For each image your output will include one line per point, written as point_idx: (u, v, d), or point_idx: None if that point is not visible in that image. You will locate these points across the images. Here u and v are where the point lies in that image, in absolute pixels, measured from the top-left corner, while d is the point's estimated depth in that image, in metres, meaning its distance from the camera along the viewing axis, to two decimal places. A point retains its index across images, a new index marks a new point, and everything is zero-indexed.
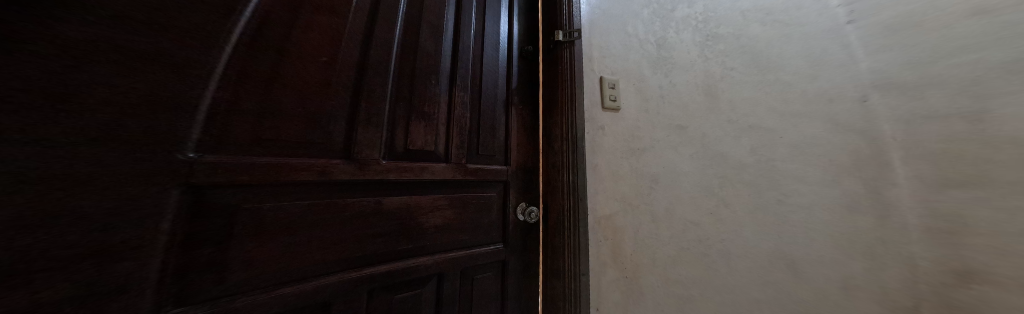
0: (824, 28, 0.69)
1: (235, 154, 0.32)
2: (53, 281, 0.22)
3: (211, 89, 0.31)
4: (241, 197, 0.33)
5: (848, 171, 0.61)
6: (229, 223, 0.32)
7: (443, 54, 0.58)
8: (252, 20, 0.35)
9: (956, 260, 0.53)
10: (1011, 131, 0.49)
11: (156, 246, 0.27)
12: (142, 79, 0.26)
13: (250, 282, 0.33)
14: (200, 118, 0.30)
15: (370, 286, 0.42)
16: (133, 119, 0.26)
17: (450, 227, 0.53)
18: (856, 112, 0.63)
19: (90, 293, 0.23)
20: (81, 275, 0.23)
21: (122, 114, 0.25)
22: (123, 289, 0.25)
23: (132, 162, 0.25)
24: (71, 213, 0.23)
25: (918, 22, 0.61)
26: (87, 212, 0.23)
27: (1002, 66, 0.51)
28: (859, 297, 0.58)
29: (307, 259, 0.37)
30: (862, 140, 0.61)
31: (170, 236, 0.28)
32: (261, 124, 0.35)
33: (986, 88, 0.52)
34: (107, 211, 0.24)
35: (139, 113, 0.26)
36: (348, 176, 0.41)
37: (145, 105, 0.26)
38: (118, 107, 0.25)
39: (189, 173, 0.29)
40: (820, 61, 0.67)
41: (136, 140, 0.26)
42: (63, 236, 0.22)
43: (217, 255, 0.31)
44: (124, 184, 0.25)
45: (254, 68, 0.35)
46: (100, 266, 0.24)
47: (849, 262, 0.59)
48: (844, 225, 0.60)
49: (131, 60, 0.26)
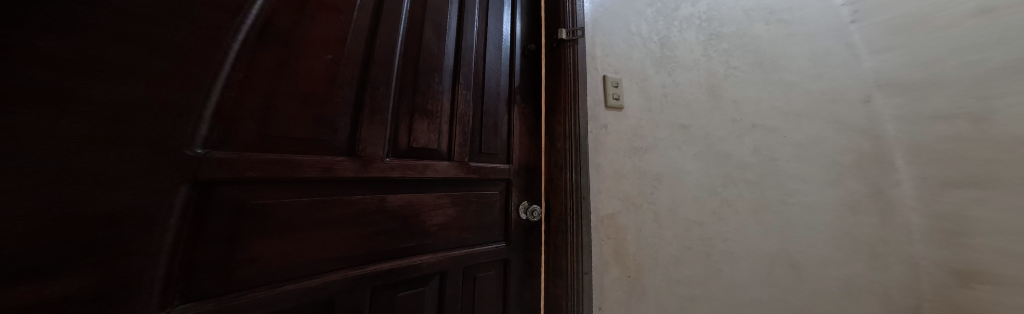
0: (830, 26, 0.74)
1: (241, 150, 0.32)
2: (64, 276, 0.22)
3: (219, 86, 0.31)
4: (247, 194, 0.33)
5: (851, 170, 0.66)
6: (236, 219, 0.32)
7: (447, 54, 0.58)
8: (258, 18, 0.35)
9: (960, 261, 0.60)
10: (1010, 130, 0.56)
11: (166, 241, 0.27)
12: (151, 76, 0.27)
13: (258, 277, 0.34)
14: (207, 115, 0.30)
15: (374, 283, 0.43)
16: (142, 115, 0.26)
17: (452, 225, 0.53)
18: (859, 110, 0.68)
19: (102, 286, 0.24)
20: (90, 270, 0.23)
21: (134, 110, 0.26)
22: (134, 282, 0.25)
23: (144, 156, 0.26)
24: (85, 207, 0.23)
25: (922, 24, 0.67)
26: (100, 206, 0.24)
27: (1004, 67, 0.57)
28: (856, 293, 0.62)
29: (311, 256, 0.37)
30: (863, 138, 0.67)
31: (179, 233, 0.28)
32: (267, 122, 0.35)
33: (989, 88, 0.58)
34: (119, 205, 0.25)
35: (147, 109, 0.26)
36: (352, 172, 0.41)
37: (155, 101, 0.27)
38: (130, 104, 0.25)
39: (196, 170, 0.29)
40: (824, 60, 0.72)
41: (148, 134, 0.26)
42: (74, 231, 0.23)
43: (224, 251, 0.31)
44: (135, 178, 0.25)
45: (261, 66, 0.35)
46: (111, 260, 0.24)
47: (847, 261, 0.63)
48: (842, 222, 0.64)
49: (144, 57, 0.26)
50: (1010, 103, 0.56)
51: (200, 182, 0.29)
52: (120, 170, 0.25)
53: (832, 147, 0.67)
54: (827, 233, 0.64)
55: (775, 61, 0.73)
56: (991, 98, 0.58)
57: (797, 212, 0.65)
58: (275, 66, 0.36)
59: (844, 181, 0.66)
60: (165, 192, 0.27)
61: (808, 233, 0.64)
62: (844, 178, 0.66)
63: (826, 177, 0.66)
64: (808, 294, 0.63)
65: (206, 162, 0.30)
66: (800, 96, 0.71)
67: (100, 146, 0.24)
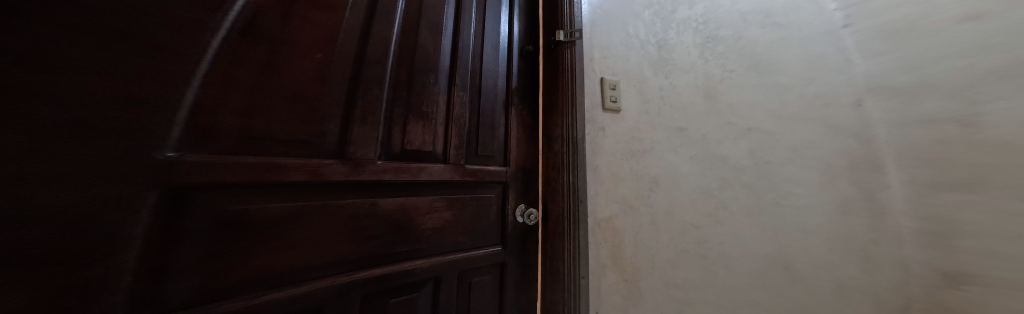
0: (823, 31, 0.75)
1: (219, 154, 0.31)
2: (20, 285, 0.21)
3: (195, 85, 0.30)
4: (227, 200, 0.31)
5: (843, 173, 0.67)
6: (215, 226, 0.30)
7: (443, 54, 0.57)
8: (241, 16, 0.34)
9: (950, 263, 0.61)
10: (997, 135, 0.56)
11: (131, 249, 0.26)
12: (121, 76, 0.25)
13: (237, 286, 0.32)
14: (181, 116, 0.29)
15: (364, 290, 0.41)
16: (111, 117, 0.25)
17: (447, 229, 0.52)
18: (850, 114, 0.69)
19: (60, 296, 0.22)
20: (49, 279, 0.22)
21: (101, 111, 0.24)
22: (97, 294, 0.24)
23: (110, 161, 0.24)
24: (47, 213, 0.22)
25: (912, 29, 0.68)
26: (59, 213, 0.22)
27: (997, 72, 0.57)
28: (850, 295, 0.63)
29: (296, 263, 0.36)
30: (856, 141, 0.68)
31: (146, 240, 0.26)
32: (249, 123, 0.33)
33: (977, 94, 0.59)
34: (81, 212, 0.23)
35: (116, 110, 0.25)
36: (342, 176, 0.39)
37: (123, 102, 0.25)
38: (99, 105, 0.24)
39: (169, 174, 0.27)
40: (818, 64, 0.73)
41: (115, 138, 0.25)
42: (32, 238, 0.21)
43: (198, 259, 0.29)
44: (99, 184, 0.24)
45: (243, 65, 0.33)
46: (71, 271, 0.23)
47: (841, 263, 0.64)
48: (835, 225, 0.65)
49: (112, 58, 0.25)
50: (999, 107, 0.56)
51: (172, 186, 0.28)
52: (83, 174, 0.23)
53: (825, 151, 0.68)
54: (822, 235, 0.65)
55: (770, 64, 0.74)
56: (978, 103, 0.59)
57: (792, 214, 0.65)
58: (260, 65, 0.35)
59: (837, 184, 0.66)
60: (132, 197, 0.25)
61: (802, 235, 0.64)
62: (837, 181, 0.66)
63: (820, 180, 0.66)
64: (802, 296, 0.63)
65: (179, 166, 0.28)
66: (795, 99, 0.71)
67: (60, 149, 0.22)
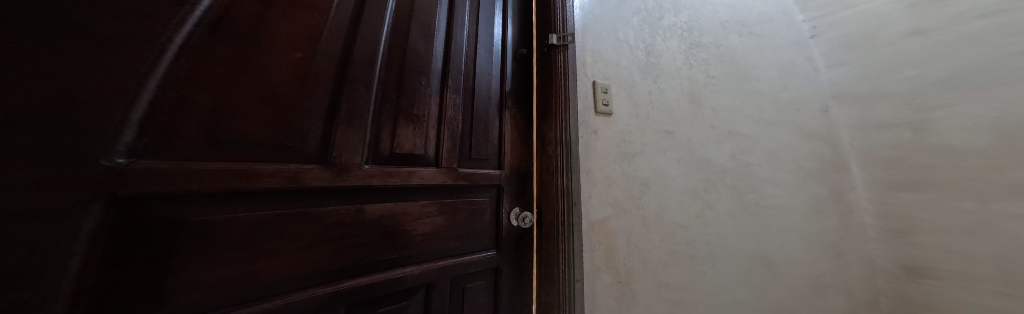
0: (791, 42, 0.87)
1: (181, 159, 0.27)
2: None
3: (153, 83, 0.26)
4: (185, 209, 0.27)
5: (812, 174, 0.74)
6: (166, 240, 0.27)
7: (435, 56, 0.56)
8: (212, 10, 0.30)
9: (907, 260, 0.75)
10: (941, 140, 0.70)
11: (68, 270, 0.21)
12: (77, 69, 0.22)
13: (201, 304, 0.28)
14: (135, 118, 0.25)
15: (347, 301, 0.38)
16: (69, 116, 0.21)
17: (438, 234, 0.50)
18: (819, 120, 0.80)
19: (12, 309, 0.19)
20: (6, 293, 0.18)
21: (65, 107, 0.21)
22: None
23: (65, 167, 0.21)
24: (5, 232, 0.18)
25: (868, 40, 0.83)
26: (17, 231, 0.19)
27: (940, 81, 0.71)
28: (820, 290, 0.69)
29: (271, 273, 0.33)
30: (823, 145, 0.78)
31: (85, 257, 0.22)
32: (218, 126, 0.30)
33: (924, 102, 0.73)
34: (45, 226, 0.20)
35: (71, 106, 0.21)
36: (324, 182, 0.37)
37: (83, 98, 0.22)
38: (55, 100, 0.21)
39: (117, 181, 0.23)
40: (790, 73, 0.82)
41: (69, 141, 0.21)
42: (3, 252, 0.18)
43: (149, 276, 0.26)
44: (53, 193, 0.20)
45: (214, 62, 0.30)
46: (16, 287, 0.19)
47: (812, 261, 0.70)
48: (804, 224, 0.71)
49: (76, 48, 0.22)
50: (942, 115, 0.70)
51: (120, 197, 0.24)
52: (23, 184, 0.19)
53: (795, 154, 0.74)
54: (795, 234, 0.70)
55: (747, 71, 0.79)
56: (927, 110, 0.72)
57: (770, 214, 0.69)
58: (230, 63, 0.31)
59: (808, 183, 0.73)
60: (71, 212, 0.21)
61: (779, 234, 0.69)
62: (809, 181, 0.73)
63: (795, 180, 0.72)
64: (781, 292, 0.67)
65: (132, 174, 0.24)
66: (769, 105, 0.77)
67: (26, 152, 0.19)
